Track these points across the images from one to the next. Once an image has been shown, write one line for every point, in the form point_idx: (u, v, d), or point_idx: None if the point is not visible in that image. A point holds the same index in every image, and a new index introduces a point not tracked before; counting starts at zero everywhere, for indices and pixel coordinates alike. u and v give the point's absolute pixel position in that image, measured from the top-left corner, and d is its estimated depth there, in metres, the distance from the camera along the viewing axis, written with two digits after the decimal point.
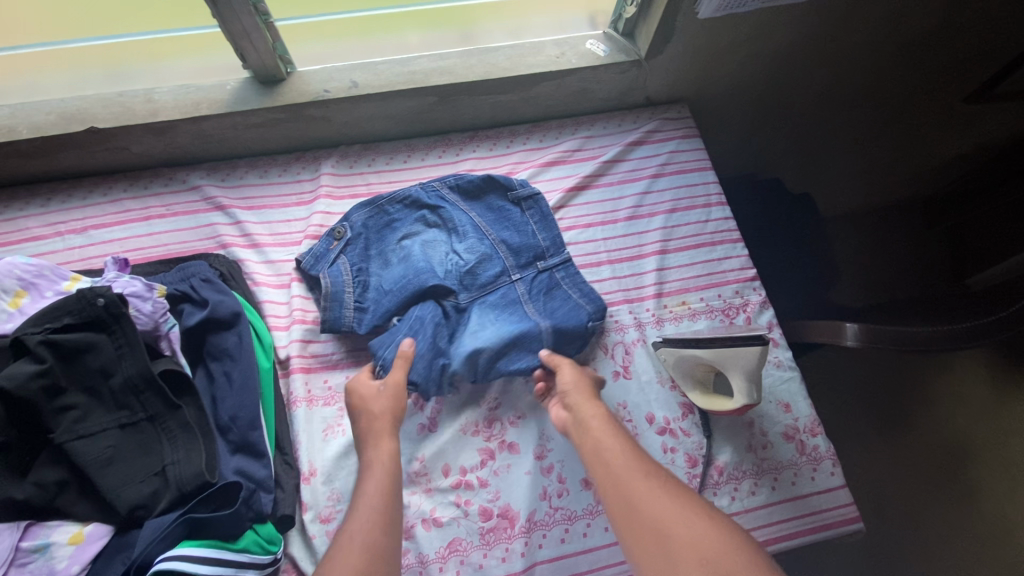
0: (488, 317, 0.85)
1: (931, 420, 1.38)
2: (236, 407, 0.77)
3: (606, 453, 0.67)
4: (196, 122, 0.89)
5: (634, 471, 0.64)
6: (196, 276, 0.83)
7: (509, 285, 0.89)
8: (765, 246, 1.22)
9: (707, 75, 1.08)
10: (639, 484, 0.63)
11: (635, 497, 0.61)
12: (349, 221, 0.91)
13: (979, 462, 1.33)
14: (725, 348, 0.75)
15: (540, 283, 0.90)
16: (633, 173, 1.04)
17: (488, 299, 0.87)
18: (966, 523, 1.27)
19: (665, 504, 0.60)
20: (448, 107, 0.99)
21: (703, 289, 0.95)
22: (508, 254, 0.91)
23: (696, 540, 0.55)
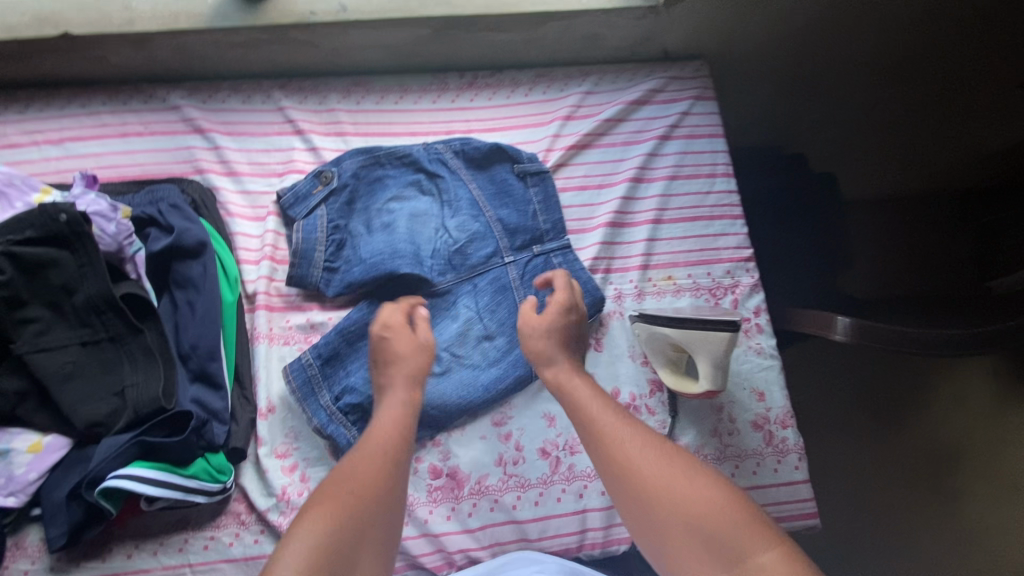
0: (476, 313, 0.85)
1: (924, 422, 1.34)
2: (196, 337, 0.76)
3: (592, 420, 0.68)
4: (175, 36, 0.83)
5: (622, 437, 0.65)
6: (164, 201, 0.80)
7: (500, 266, 0.87)
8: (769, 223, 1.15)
9: (735, 28, 0.98)
10: (625, 441, 0.64)
11: (623, 467, 0.63)
12: (340, 167, 0.87)
13: (964, 468, 1.29)
14: (694, 331, 0.72)
15: (531, 268, 0.87)
16: (637, 134, 0.96)
17: (475, 283, 0.86)
18: (936, 525, 1.26)
19: (644, 454, 0.63)
20: (444, 42, 0.91)
21: (693, 265, 0.90)
22: (503, 234, 0.88)
23: (684, 495, 0.59)
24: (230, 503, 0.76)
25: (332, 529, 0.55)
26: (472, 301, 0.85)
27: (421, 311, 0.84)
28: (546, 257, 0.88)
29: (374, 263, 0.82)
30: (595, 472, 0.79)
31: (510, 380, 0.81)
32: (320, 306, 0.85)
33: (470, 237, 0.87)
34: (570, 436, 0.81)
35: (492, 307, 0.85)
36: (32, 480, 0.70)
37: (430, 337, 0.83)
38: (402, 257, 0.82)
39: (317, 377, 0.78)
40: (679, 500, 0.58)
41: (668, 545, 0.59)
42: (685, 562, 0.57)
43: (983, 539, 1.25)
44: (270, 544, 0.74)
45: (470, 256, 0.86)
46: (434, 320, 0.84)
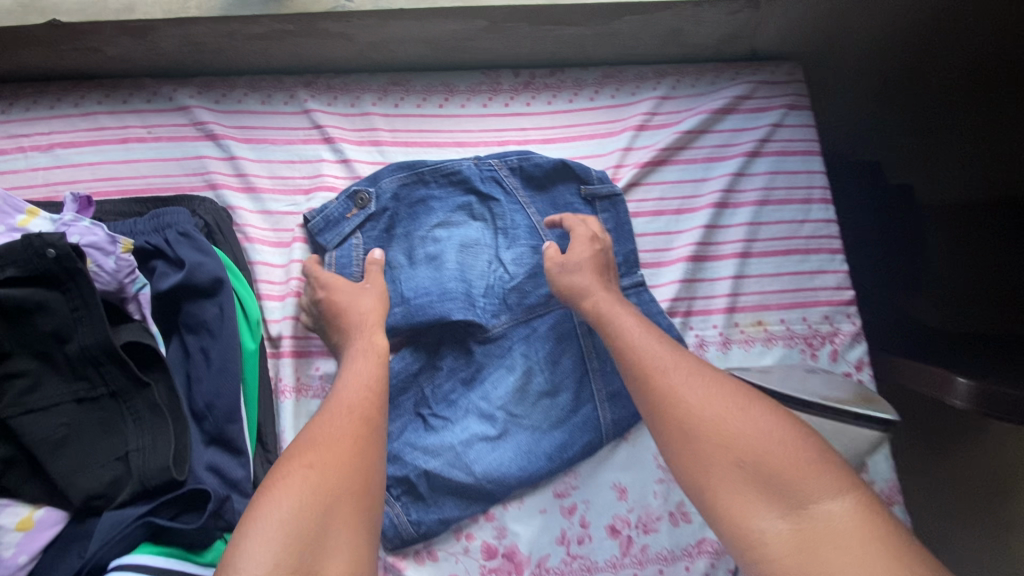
0: (536, 364, 0.72)
1: None
2: (212, 394, 0.65)
3: (637, 348, 0.59)
4: (183, 26, 0.69)
5: (673, 366, 0.56)
6: (173, 227, 0.67)
7: (564, 307, 0.74)
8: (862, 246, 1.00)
9: (840, 24, 0.83)
10: (671, 374, 0.55)
11: (672, 394, 0.54)
12: (379, 185, 0.75)
13: None
14: (842, 425, 0.58)
15: None
16: (722, 149, 0.83)
17: (535, 329, 0.73)
18: None
19: (696, 387, 0.54)
20: (501, 36, 0.77)
21: (786, 308, 0.78)
22: None
23: (740, 434, 0.49)
24: None
25: (296, 513, 0.46)
26: (531, 348, 0.73)
27: (471, 362, 0.72)
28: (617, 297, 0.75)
29: (418, 304, 0.70)
30: (672, 555, 0.69)
31: (577, 446, 0.70)
32: None
33: (529, 274, 0.74)
34: (643, 511, 0.70)
35: (556, 357, 0.72)
36: (22, 563, 0.60)
37: (483, 393, 0.71)
38: (455, 299, 0.70)
39: None
40: (736, 434, 0.50)
41: (716, 485, 0.48)
42: (733, 503, 0.47)
43: None
44: None
45: (529, 295, 0.74)
46: (486, 371, 0.72)
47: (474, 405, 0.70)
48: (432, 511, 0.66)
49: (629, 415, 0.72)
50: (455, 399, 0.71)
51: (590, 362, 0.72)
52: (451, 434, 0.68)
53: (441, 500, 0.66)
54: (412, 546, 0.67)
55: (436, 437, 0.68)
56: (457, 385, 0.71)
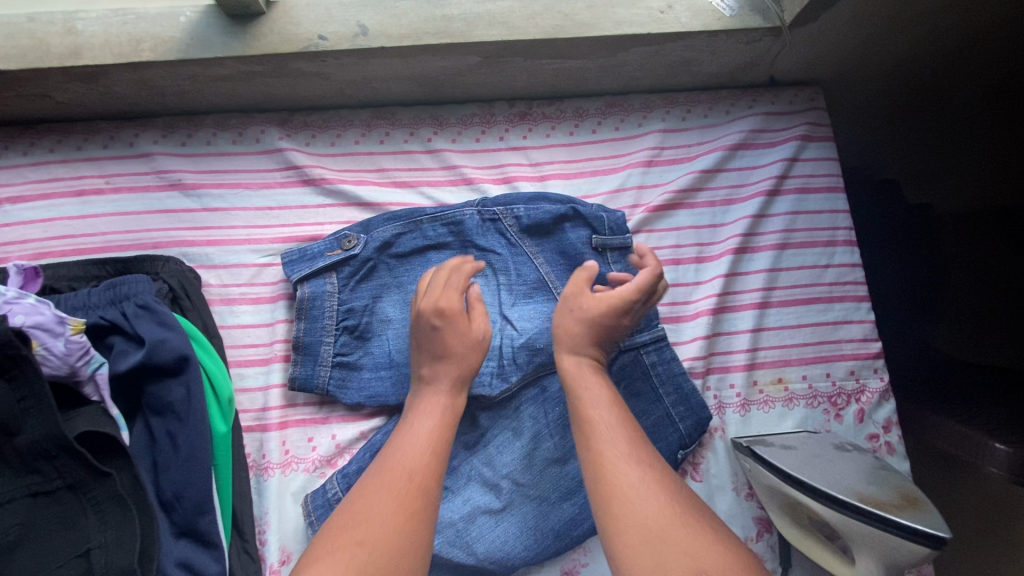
0: (546, 427, 0.66)
1: None
2: (180, 484, 0.58)
3: (602, 431, 0.50)
4: (138, 69, 0.62)
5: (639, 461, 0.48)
6: (131, 299, 0.60)
7: None
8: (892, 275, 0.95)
9: (864, 48, 0.76)
10: (636, 471, 0.47)
11: (625, 498, 0.46)
12: (369, 234, 0.69)
13: None
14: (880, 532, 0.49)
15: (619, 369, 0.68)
16: (738, 188, 0.76)
17: (544, 391, 0.68)
18: None
19: (659, 493, 0.46)
20: (495, 72, 0.70)
21: (808, 363, 0.72)
22: None
23: (705, 560, 0.42)
24: None
25: None
26: (545, 409, 0.67)
27: (477, 433, 0.66)
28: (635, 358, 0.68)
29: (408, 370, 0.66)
30: None
31: (589, 523, 0.64)
32: (347, 417, 0.67)
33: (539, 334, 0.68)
34: None
35: (567, 423, 0.66)
36: None
37: (489, 460, 0.66)
38: None
39: None
40: (706, 554, 0.43)
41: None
42: None
43: None
44: None
45: (537, 359, 0.67)
46: (491, 435, 0.67)
47: (477, 471, 0.65)
48: None
49: None
50: (456, 465, 0.66)
51: None
52: (452, 507, 0.63)
53: None
54: None
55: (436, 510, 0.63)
56: (459, 449, 0.66)
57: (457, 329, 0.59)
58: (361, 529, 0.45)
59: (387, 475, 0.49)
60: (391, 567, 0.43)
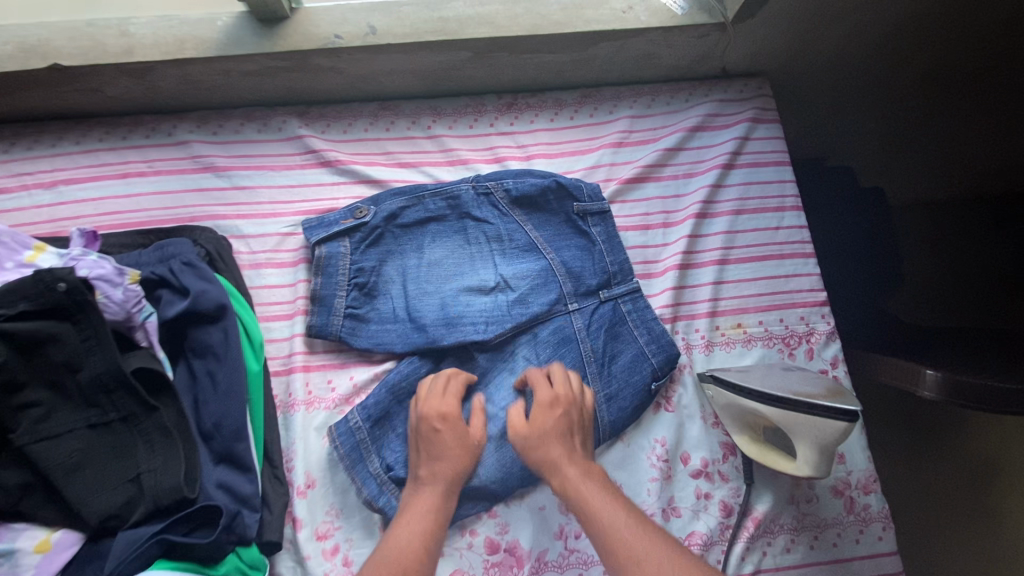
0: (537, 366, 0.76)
1: None
2: (219, 414, 0.67)
3: (611, 528, 0.57)
4: (181, 66, 0.74)
5: (655, 548, 0.54)
6: (176, 258, 0.70)
7: (564, 315, 0.78)
8: (841, 246, 1.07)
9: (799, 43, 0.89)
10: (608, 514, 0.59)
11: (651, 574, 0.51)
12: (378, 206, 0.79)
13: None
14: (799, 413, 0.60)
15: (600, 317, 0.79)
16: (697, 164, 0.88)
17: (536, 337, 0.78)
18: None
19: (627, 527, 0.57)
20: (484, 66, 0.82)
21: (763, 310, 0.82)
22: (565, 278, 0.79)
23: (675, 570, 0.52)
24: None
25: None
26: (537, 351, 0.77)
27: (478, 371, 0.77)
28: (613, 305, 0.79)
29: (414, 322, 0.76)
30: None
31: None
32: (363, 363, 0.77)
33: (529, 288, 0.78)
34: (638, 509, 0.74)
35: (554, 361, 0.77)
36: None
37: (489, 396, 0.76)
38: (454, 325, 0.76)
39: (367, 442, 0.71)
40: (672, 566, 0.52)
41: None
42: None
43: None
44: None
45: (526, 311, 0.77)
46: (490, 374, 0.77)
47: (479, 406, 0.75)
48: None
49: (626, 414, 0.76)
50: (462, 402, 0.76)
51: (590, 365, 0.76)
52: None
53: None
54: None
55: None
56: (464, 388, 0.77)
57: (439, 437, 0.67)
58: None
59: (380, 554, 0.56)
60: None
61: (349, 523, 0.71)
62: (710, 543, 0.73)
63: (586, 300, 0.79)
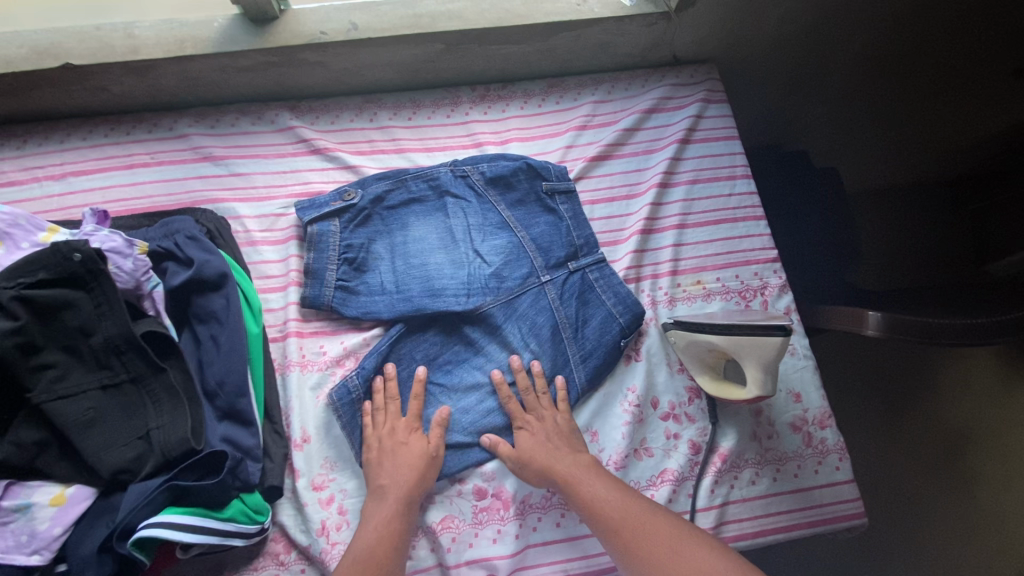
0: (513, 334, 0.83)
1: (935, 402, 1.30)
2: (223, 373, 0.73)
3: (602, 507, 0.67)
4: (182, 63, 0.81)
5: (641, 519, 0.65)
6: (180, 233, 0.76)
7: (538, 286, 0.85)
8: (793, 223, 1.19)
9: (738, 32, 0.99)
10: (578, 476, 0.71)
11: (633, 537, 0.63)
12: (364, 189, 0.85)
13: (974, 447, 1.27)
14: (741, 334, 0.67)
15: (571, 286, 0.86)
16: (654, 142, 0.96)
17: (514, 305, 0.83)
18: (957, 508, 1.23)
19: (595, 484, 0.70)
20: (457, 57, 0.91)
21: (720, 268, 0.90)
22: (536, 252, 0.86)
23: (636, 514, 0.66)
24: (268, 543, 0.73)
25: None
26: (518, 318, 0.83)
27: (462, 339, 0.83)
28: (582, 275, 0.87)
29: (400, 294, 0.81)
30: (639, 486, 0.78)
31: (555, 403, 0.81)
32: (354, 329, 0.83)
33: (506, 260, 0.85)
34: (613, 450, 0.79)
35: (533, 330, 0.83)
36: (57, 534, 0.66)
37: (474, 363, 0.82)
38: (437, 294, 0.81)
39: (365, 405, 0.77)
40: (635, 512, 0.66)
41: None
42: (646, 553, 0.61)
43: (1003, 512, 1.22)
44: None
45: (504, 281, 0.84)
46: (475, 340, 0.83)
47: (466, 371, 0.81)
48: None
49: (600, 370, 0.83)
50: (451, 365, 0.82)
51: (565, 328, 0.83)
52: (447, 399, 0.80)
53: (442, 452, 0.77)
54: None
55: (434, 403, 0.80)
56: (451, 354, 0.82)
57: (406, 448, 0.73)
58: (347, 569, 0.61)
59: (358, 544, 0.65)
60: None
61: (342, 473, 0.76)
62: (682, 479, 0.78)
63: (557, 270, 0.86)
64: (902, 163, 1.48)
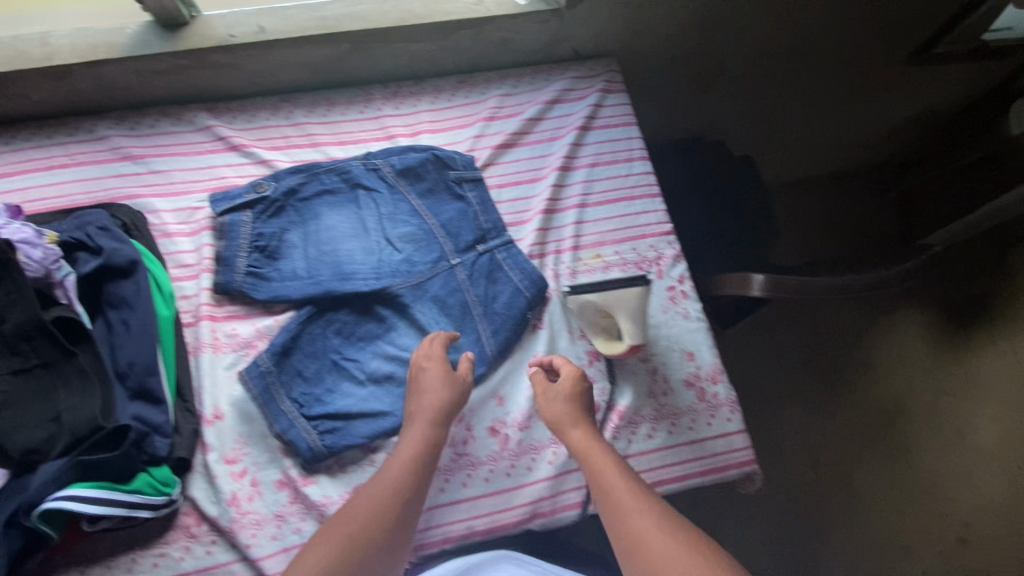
0: (424, 315, 0.86)
1: (868, 379, 1.63)
2: (132, 354, 0.76)
3: (616, 490, 0.70)
4: (97, 67, 0.86)
5: (649, 514, 0.67)
6: (93, 225, 0.81)
7: (448, 270, 0.88)
8: (695, 209, 1.30)
9: (633, 29, 1.08)
10: (602, 456, 0.73)
11: (641, 531, 0.66)
12: (277, 182, 0.89)
13: (902, 412, 1.60)
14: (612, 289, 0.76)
15: (481, 267, 0.89)
16: (555, 130, 1.03)
17: (425, 288, 0.87)
18: (878, 464, 1.56)
19: (616, 466, 0.72)
20: (365, 56, 0.97)
21: (619, 242, 0.96)
22: (446, 237, 0.90)
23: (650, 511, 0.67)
24: (179, 516, 0.75)
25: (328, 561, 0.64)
26: (428, 298, 0.87)
27: (373, 319, 0.86)
28: (492, 257, 0.90)
29: (313, 279, 0.85)
30: (541, 445, 0.83)
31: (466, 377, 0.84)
32: (264, 313, 0.85)
33: (416, 245, 0.89)
34: (516, 413, 0.84)
35: (443, 310, 0.86)
36: None
37: (387, 342, 0.85)
38: (347, 278, 0.85)
39: (276, 383, 0.79)
40: (650, 510, 0.68)
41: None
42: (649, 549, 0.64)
43: (929, 473, 1.55)
44: (222, 553, 0.74)
45: (414, 265, 0.88)
46: (387, 323, 0.86)
47: (379, 349, 0.85)
48: (342, 436, 0.78)
49: (508, 343, 0.87)
50: (366, 345, 0.85)
51: (474, 306, 0.87)
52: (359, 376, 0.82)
53: (353, 424, 0.79)
54: (327, 464, 0.78)
55: (346, 380, 0.82)
56: (363, 333, 0.85)
57: (425, 375, 0.78)
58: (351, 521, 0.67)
59: (368, 491, 0.70)
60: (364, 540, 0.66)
61: (252, 448, 0.78)
62: None
63: (466, 253, 0.90)
64: (826, 154, 1.69)
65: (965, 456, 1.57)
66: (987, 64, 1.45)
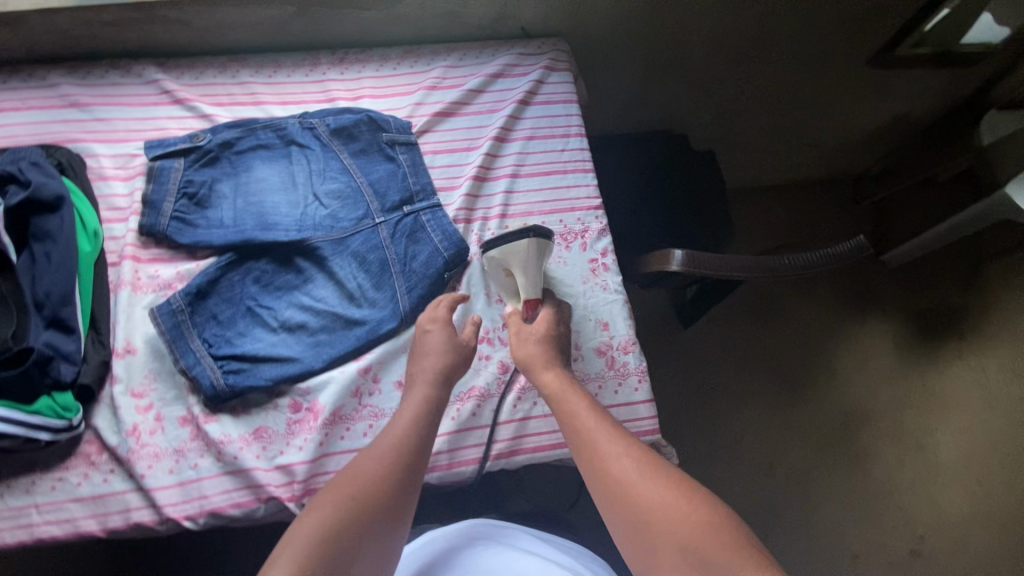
0: (341, 269, 0.88)
1: (829, 385, 1.59)
2: (50, 284, 0.78)
3: (597, 438, 0.68)
4: (48, 15, 0.90)
5: (631, 458, 0.65)
6: (25, 160, 0.85)
7: (371, 228, 0.90)
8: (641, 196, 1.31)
9: (582, 10, 1.09)
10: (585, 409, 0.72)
11: (622, 475, 0.64)
12: (212, 134, 0.92)
13: (863, 423, 1.55)
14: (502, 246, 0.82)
15: (403, 226, 0.92)
16: (494, 104, 1.05)
17: (346, 242, 0.89)
18: (836, 473, 1.51)
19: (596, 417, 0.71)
20: (311, 20, 1.00)
21: (547, 213, 0.98)
22: (372, 196, 0.92)
23: (632, 456, 0.66)
24: (81, 444, 0.78)
25: (325, 529, 0.58)
26: (348, 253, 0.89)
27: (292, 270, 0.88)
28: (416, 218, 0.92)
29: (235, 227, 0.87)
30: (447, 401, 0.84)
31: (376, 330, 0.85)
32: (189, 258, 0.88)
33: (342, 202, 0.92)
34: None
35: (361, 265, 0.88)
36: None
37: (303, 293, 0.87)
38: (269, 227, 0.87)
39: (186, 322, 0.82)
40: (634, 454, 0.66)
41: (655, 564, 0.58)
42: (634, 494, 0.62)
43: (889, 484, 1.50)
44: (119, 482, 0.76)
45: (338, 222, 0.90)
46: (306, 274, 0.88)
47: (295, 299, 0.86)
48: (246, 377, 0.80)
49: (422, 301, 0.88)
50: (283, 294, 0.87)
51: (392, 264, 0.89)
52: (271, 323, 0.84)
53: (258, 368, 0.81)
54: (229, 405, 0.80)
55: (257, 325, 0.84)
56: (280, 283, 0.87)
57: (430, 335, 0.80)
58: (351, 481, 0.63)
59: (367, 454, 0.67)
60: (366, 510, 0.61)
61: (160, 384, 0.81)
62: (486, 395, 0.85)
63: (390, 212, 0.92)
64: (799, 158, 1.70)
65: (927, 472, 1.51)
66: (957, 72, 1.41)
